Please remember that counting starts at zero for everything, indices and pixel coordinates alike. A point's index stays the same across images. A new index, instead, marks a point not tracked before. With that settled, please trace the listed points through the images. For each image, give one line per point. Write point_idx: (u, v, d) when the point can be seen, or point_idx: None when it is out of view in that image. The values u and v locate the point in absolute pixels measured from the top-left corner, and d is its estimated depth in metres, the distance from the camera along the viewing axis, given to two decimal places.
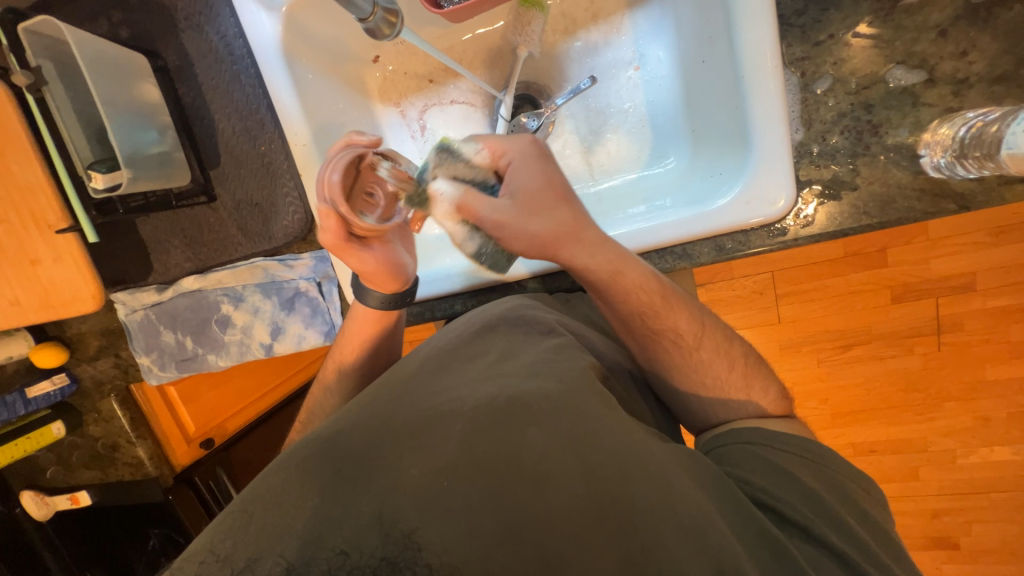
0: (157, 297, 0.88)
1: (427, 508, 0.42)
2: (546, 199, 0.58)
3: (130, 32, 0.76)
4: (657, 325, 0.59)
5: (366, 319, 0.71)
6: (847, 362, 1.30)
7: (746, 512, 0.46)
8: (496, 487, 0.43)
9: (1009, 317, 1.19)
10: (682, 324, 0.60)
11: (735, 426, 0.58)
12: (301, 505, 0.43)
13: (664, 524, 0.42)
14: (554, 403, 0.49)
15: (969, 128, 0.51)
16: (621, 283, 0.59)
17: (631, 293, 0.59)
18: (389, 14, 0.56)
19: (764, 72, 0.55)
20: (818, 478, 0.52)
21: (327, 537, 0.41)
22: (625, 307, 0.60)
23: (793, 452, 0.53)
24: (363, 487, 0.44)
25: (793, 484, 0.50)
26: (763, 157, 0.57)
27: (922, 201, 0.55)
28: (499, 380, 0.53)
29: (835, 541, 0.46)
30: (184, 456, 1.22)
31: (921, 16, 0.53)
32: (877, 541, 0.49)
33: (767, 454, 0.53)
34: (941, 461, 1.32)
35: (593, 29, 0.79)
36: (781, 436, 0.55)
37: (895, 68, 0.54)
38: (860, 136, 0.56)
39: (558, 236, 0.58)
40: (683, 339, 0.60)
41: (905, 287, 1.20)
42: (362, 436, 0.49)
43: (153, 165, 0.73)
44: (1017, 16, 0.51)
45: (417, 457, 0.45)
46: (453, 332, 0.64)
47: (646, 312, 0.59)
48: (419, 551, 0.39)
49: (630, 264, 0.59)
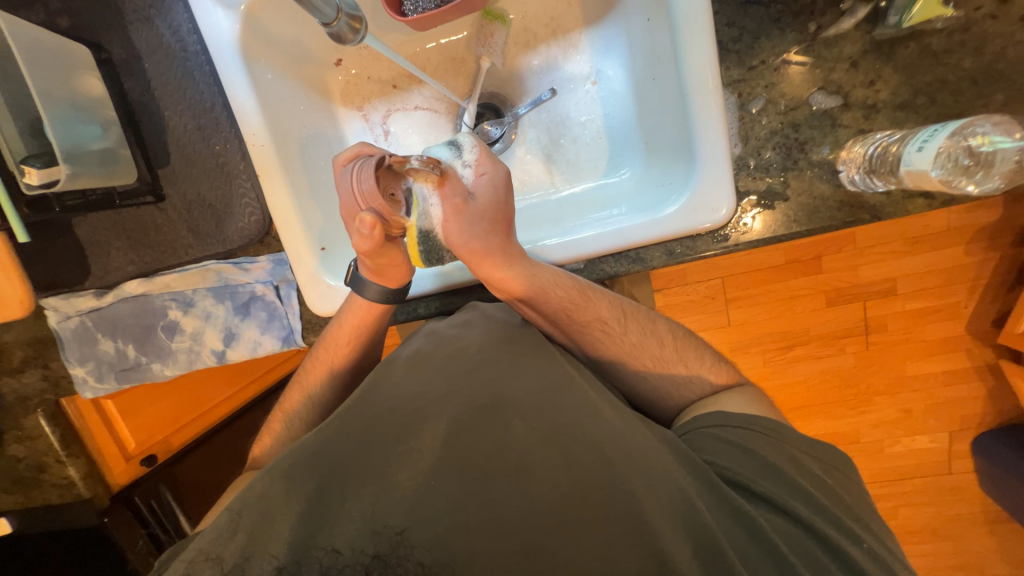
0: (96, 303, 0.83)
1: (421, 505, 0.45)
2: (496, 218, 0.63)
3: (69, 22, 0.72)
4: (582, 317, 0.65)
5: (356, 317, 0.69)
6: (788, 360, 1.40)
7: (717, 490, 0.50)
8: (478, 485, 0.47)
9: (923, 318, 1.32)
10: (605, 312, 0.66)
11: (696, 414, 0.62)
12: (289, 509, 0.46)
13: (637, 506, 0.46)
14: (537, 399, 0.53)
15: (876, 148, 0.59)
16: (546, 283, 0.64)
17: (549, 290, 0.64)
18: (352, 20, 0.57)
19: (706, 91, 0.61)
20: (769, 447, 0.56)
21: (312, 542, 0.43)
22: (549, 305, 0.64)
23: (749, 428, 0.58)
24: (347, 494, 0.46)
25: (750, 461, 0.55)
26: (708, 169, 0.62)
27: (841, 211, 0.62)
28: (479, 376, 0.55)
29: (793, 506, 0.51)
30: (122, 475, 1.13)
31: (837, 47, 0.60)
32: (830, 501, 0.53)
33: (731, 437, 0.57)
34: (871, 450, 1.45)
35: (552, 45, 0.83)
36: (739, 415, 0.59)
37: (816, 93, 0.61)
38: (789, 152, 0.62)
39: (497, 245, 0.62)
40: (610, 324, 0.65)
41: (837, 290, 1.32)
42: (344, 442, 0.50)
43: (94, 161, 0.68)
44: (912, 53, 0.58)
45: (405, 464, 0.48)
46: (436, 329, 0.64)
47: (568, 307, 0.64)
48: (410, 548, 0.43)
49: (544, 268, 0.64)
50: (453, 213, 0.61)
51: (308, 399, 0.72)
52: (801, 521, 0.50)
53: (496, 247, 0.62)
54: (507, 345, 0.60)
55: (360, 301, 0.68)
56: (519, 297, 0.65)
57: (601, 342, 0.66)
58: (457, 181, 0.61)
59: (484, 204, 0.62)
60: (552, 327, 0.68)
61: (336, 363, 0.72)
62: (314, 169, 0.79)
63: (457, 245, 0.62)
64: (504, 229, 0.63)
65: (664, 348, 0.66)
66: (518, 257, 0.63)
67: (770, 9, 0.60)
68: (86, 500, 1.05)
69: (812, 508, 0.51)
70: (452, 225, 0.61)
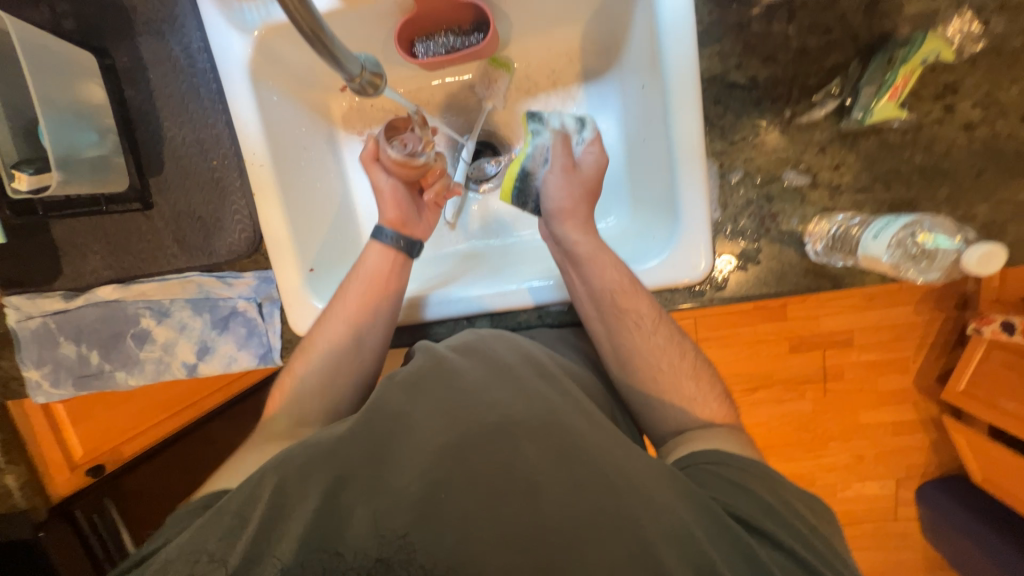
0: (64, 305, 0.81)
1: (424, 511, 0.45)
2: (592, 191, 0.73)
3: (74, 25, 0.72)
4: (625, 304, 0.67)
5: (353, 332, 0.72)
6: (752, 402, 1.46)
7: (722, 523, 0.48)
8: (478, 503, 0.46)
9: (875, 371, 1.41)
10: (644, 308, 0.68)
11: (696, 449, 0.60)
12: (303, 506, 0.46)
13: (629, 538, 0.44)
14: (543, 421, 0.52)
15: (838, 228, 0.66)
16: (607, 262, 0.68)
17: (606, 270, 0.68)
18: (374, 76, 0.54)
19: (693, 159, 0.65)
20: (769, 489, 0.54)
21: (325, 540, 0.44)
22: (601, 283, 0.68)
23: (750, 471, 0.55)
24: (360, 493, 0.47)
25: (752, 498, 0.52)
26: (689, 229, 0.67)
27: (806, 278, 0.67)
28: (486, 396, 0.55)
29: (794, 545, 0.48)
30: (63, 484, 1.08)
31: (809, 133, 0.66)
32: (828, 549, 0.51)
33: (730, 475, 0.55)
34: (825, 493, 1.51)
35: (552, 94, 0.87)
36: (737, 456, 0.57)
37: (788, 172, 0.67)
38: (762, 221, 0.67)
39: (581, 210, 0.72)
40: (644, 321, 0.67)
41: (801, 338, 1.39)
42: (358, 446, 0.50)
43: (86, 168, 0.69)
44: (871, 146, 0.65)
45: (407, 472, 0.48)
46: (454, 343, 0.65)
47: (616, 291, 0.68)
48: (413, 552, 0.43)
49: (609, 249, 0.70)
50: (562, 171, 0.73)
51: (286, 394, 0.69)
52: (804, 563, 0.47)
53: (578, 213, 0.72)
54: (512, 372, 0.59)
55: (364, 320, 0.72)
56: (577, 262, 0.70)
57: (630, 333, 0.67)
58: (569, 148, 0.75)
59: (585, 178, 0.74)
60: (587, 304, 0.70)
61: (324, 354, 0.70)
62: (311, 191, 0.80)
63: (548, 199, 0.73)
64: (587, 203, 0.73)
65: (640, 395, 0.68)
66: (587, 229, 0.71)
67: (752, 92, 0.66)
68: (23, 511, 1.04)
69: (814, 554, 0.49)
70: (551, 182, 0.73)
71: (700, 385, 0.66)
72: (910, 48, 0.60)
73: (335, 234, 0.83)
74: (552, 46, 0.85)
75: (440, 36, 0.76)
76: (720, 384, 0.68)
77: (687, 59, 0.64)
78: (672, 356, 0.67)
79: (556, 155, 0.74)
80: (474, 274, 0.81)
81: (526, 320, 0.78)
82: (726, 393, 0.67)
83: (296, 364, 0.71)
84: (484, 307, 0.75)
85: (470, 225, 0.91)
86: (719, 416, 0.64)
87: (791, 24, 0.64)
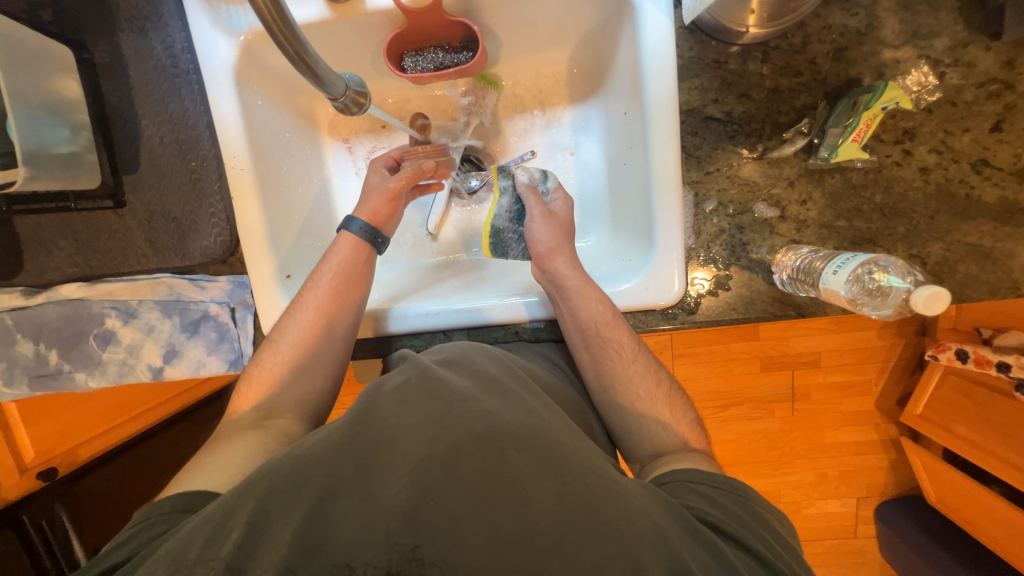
0: (22, 302, 0.76)
1: (416, 512, 0.44)
2: (571, 231, 0.77)
3: (53, 17, 0.71)
4: (606, 334, 0.69)
5: (314, 366, 0.69)
6: (724, 419, 1.50)
7: (698, 531, 0.49)
8: (471, 511, 0.45)
9: (840, 391, 1.46)
10: (625, 337, 0.70)
11: (673, 468, 0.60)
12: (292, 513, 0.45)
13: (608, 547, 0.44)
14: (531, 431, 0.51)
15: (802, 261, 0.68)
16: (591, 295, 0.71)
17: (591, 304, 0.70)
18: (358, 96, 0.54)
19: (669, 187, 0.68)
20: (742, 504, 0.55)
21: (322, 548, 0.43)
22: (587, 314, 0.70)
23: (723, 488, 0.56)
24: (351, 499, 0.46)
25: (726, 509, 0.53)
26: (664, 254, 0.69)
27: (773, 306, 0.70)
28: (474, 406, 0.53)
29: (764, 552, 0.49)
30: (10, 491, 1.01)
31: (779, 168, 0.69)
32: (792, 560, 0.52)
33: (705, 490, 0.55)
34: (791, 510, 1.55)
35: (538, 113, 0.89)
36: (711, 474, 0.58)
37: (759, 204, 0.70)
38: (734, 249, 0.70)
39: (555, 253, 0.74)
40: (625, 350, 0.69)
41: (770, 357, 1.44)
42: (343, 456, 0.49)
43: (59, 165, 0.66)
44: (836, 183, 0.68)
45: (398, 475, 0.47)
46: (438, 354, 0.65)
47: (600, 322, 0.70)
48: (423, 564, 0.42)
49: (592, 286, 0.72)
50: (541, 217, 0.77)
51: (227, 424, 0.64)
52: (769, 565, 0.48)
53: (565, 249, 0.74)
54: (499, 381, 0.58)
55: (327, 353, 0.70)
56: (565, 294, 0.72)
57: (611, 358, 0.69)
58: (540, 198, 0.79)
59: (562, 220, 0.78)
60: (574, 335, 0.71)
61: (271, 382, 0.67)
62: (292, 198, 0.80)
63: (535, 241, 0.75)
64: (565, 246, 0.75)
65: (613, 414, 0.69)
66: (570, 264, 0.73)
67: (728, 126, 0.70)
68: None
69: (779, 558, 0.50)
70: (535, 224, 0.76)
71: (673, 411, 0.67)
72: (873, 95, 0.63)
73: (312, 242, 0.82)
74: (541, 66, 0.87)
75: (429, 52, 0.77)
76: (691, 412, 0.69)
77: (668, 92, 0.66)
78: (650, 383, 0.68)
79: (529, 205, 0.78)
80: (451, 287, 0.82)
81: (503, 335, 0.79)
82: (698, 421, 0.69)
83: (241, 396, 0.67)
84: (464, 321, 0.75)
85: (455, 237, 0.91)
86: (690, 442, 0.65)
87: (765, 63, 0.68)
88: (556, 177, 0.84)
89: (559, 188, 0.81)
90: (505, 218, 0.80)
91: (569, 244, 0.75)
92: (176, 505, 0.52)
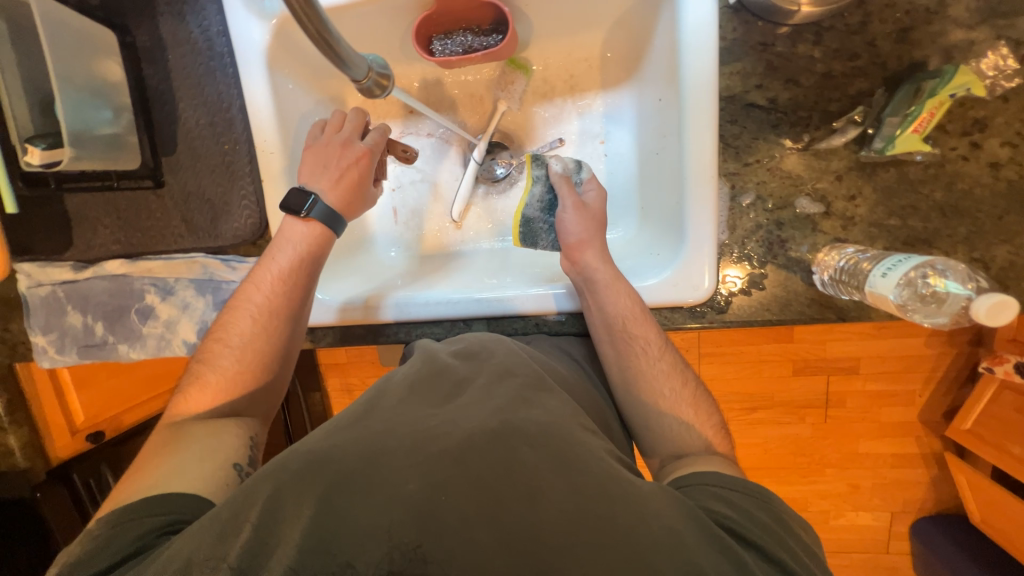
0: (72, 276, 0.81)
1: (426, 508, 0.44)
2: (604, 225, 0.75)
3: (98, 2, 0.73)
4: (634, 330, 0.67)
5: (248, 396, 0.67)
6: (751, 422, 1.44)
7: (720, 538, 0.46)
8: (483, 507, 0.44)
9: (880, 401, 1.38)
10: (652, 336, 0.67)
11: (694, 471, 0.58)
12: (300, 512, 0.45)
13: (622, 553, 0.42)
14: (548, 429, 0.50)
15: (846, 261, 0.63)
16: (621, 292, 0.68)
17: (620, 300, 0.68)
18: (380, 77, 0.54)
19: (704, 179, 0.64)
20: (769, 510, 0.52)
21: (330, 543, 0.43)
22: (615, 310, 0.68)
23: (747, 492, 0.54)
24: (359, 497, 0.45)
25: (751, 514, 0.51)
26: (695, 249, 0.66)
27: (812, 308, 0.65)
28: (489, 403, 0.53)
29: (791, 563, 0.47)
30: (64, 450, 1.06)
31: (825, 160, 0.64)
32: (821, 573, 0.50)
33: (726, 494, 0.53)
34: (818, 520, 1.49)
35: (569, 99, 0.86)
36: (734, 479, 0.56)
37: (802, 199, 0.65)
38: (771, 246, 0.66)
39: (580, 249, 0.71)
40: (652, 349, 0.67)
41: (804, 361, 1.37)
42: (356, 448, 0.49)
43: (100, 145, 0.70)
44: (891, 177, 0.63)
45: (409, 467, 0.47)
46: (460, 346, 0.65)
47: (628, 319, 0.67)
48: (425, 564, 0.41)
49: (623, 282, 0.69)
50: (574, 207, 0.74)
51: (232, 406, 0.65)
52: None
53: (595, 243, 0.72)
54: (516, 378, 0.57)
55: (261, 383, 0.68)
56: (594, 288, 0.69)
57: (638, 357, 0.67)
58: (573, 187, 0.76)
59: (594, 212, 0.75)
60: (600, 329, 0.69)
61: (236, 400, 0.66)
62: None
63: (565, 233, 0.73)
64: (595, 238, 0.72)
65: (635, 413, 0.67)
66: (597, 259, 0.70)
67: (771, 114, 0.65)
68: (20, 471, 1.01)
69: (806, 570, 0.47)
70: (566, 215, 0.74)
71: (697, 414, 0.65)
72: (940, 81, 0.58)
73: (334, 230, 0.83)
74: (573, 50, 0.83)
75: (459, 35, 0.76)
76: (716, 415, 0.66)
77: (706, 76, 0.62)
78: (673, 381, 0.66)
79: (563, 195, 0.75)
80: (470, 276, 0.81)
81: (523, 327, 0.77)
82: (724, 425, 0.66)
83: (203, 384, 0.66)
84: (483, 311, 0.75)
85: (477, 225, 0.90)
86: (714, 446, 0.62)
87: (816, 46, 0.63)
88: (591, 169, 0.81)
89: (594, 178, 0.78)
90: (537, 207, 0.77)
91: (598, 238, 0.73)
92: (146, 509, 0.52)
